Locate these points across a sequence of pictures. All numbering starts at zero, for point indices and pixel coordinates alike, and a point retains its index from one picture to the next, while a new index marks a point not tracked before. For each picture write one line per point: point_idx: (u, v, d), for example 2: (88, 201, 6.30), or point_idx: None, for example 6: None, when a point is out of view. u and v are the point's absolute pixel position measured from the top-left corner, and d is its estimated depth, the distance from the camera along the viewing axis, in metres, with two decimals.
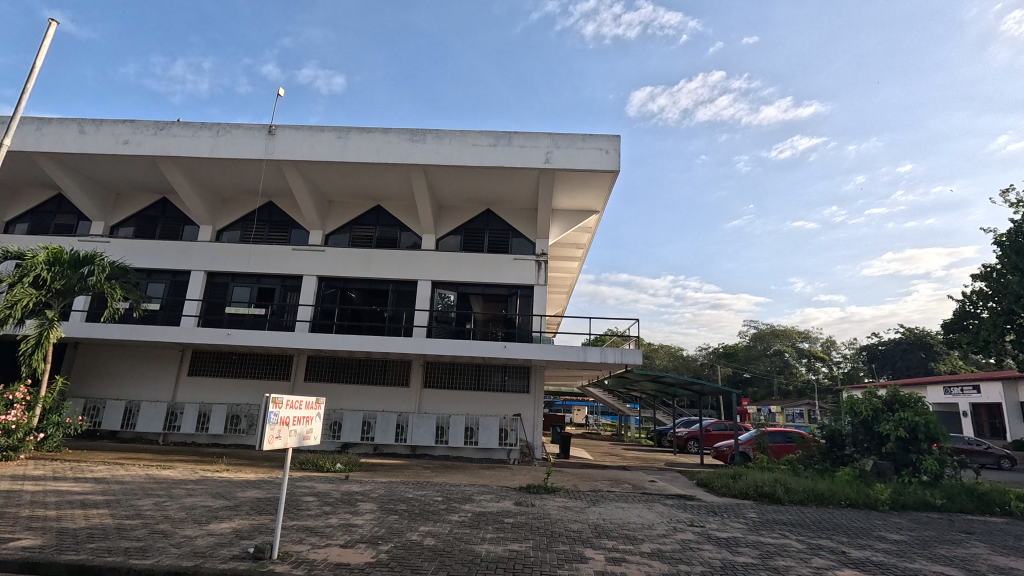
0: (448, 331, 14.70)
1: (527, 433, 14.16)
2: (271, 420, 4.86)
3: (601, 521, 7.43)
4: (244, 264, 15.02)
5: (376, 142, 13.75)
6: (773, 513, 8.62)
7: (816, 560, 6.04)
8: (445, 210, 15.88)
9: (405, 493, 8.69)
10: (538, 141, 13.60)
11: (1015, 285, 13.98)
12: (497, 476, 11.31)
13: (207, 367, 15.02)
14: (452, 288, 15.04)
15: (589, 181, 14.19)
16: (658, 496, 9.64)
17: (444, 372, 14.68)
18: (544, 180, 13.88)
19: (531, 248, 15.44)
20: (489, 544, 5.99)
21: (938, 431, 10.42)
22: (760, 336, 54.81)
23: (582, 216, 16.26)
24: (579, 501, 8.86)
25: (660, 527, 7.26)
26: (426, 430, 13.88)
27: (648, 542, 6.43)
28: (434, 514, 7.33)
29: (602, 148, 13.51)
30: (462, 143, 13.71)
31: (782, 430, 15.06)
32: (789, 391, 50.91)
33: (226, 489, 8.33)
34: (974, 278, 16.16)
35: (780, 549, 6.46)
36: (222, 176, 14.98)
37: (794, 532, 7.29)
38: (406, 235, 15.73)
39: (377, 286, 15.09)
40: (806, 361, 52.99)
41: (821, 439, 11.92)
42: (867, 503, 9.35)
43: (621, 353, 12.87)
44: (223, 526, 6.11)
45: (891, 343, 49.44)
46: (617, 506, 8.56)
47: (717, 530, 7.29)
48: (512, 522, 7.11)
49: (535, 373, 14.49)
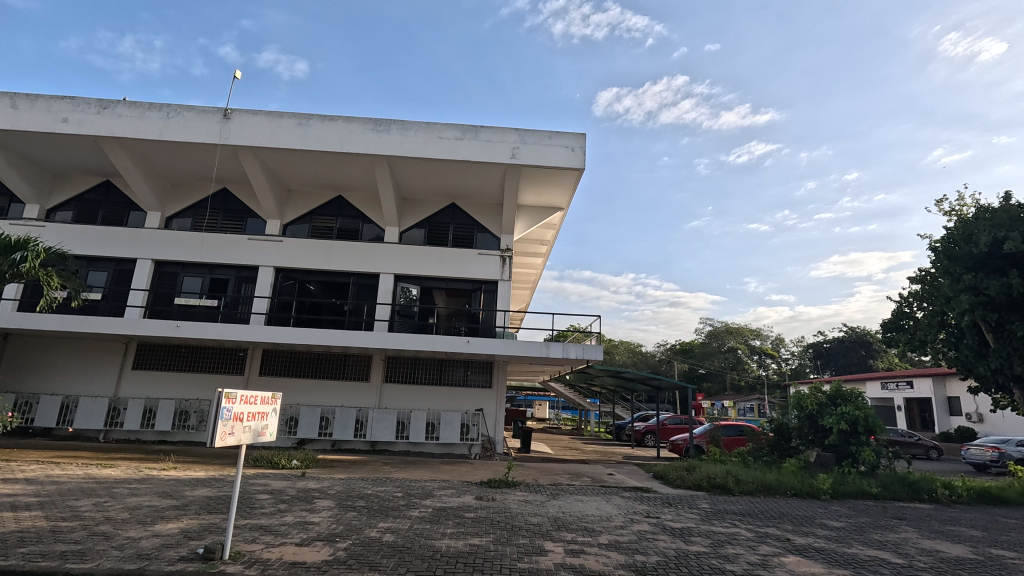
0: (411, 326, 14.53)
1: (489, 428, 14.14)
2: (225, 415, 4.69)
3: (561, 514, 7.55)
4: (195, 253, 14.37)
5: (338, 130, 13.38)
6: (724, 503, 9.00)
7: (763, 547, 6.34)
8: (409, 203, 15.65)
9: (365, 489, 8.54)
10: (505, 136, 13.59)
11: (945, 290, 14.90)
12: (459, 472, 11.26)
13: (153, 360, 14.30)
14: (415, 282, 14.84)
15: (554, 178, 14.29)
16: (616, 489, 9.88)
17: (405, 367, 14.49)
18: (511, 175, 13.86)
19: (496, 244, 15.40)
20: (449, 539, 5.98)
21: (876, 424, 11.05)
22: (715, 334, 56.98)
23: (547, 213, 16.37)
24: (539, 494, 8.97)
25: (618, 519, 7.44)
26: (386, 426, 13.70)
27: (606, 534, 6.58)
28: (394, 510, 7.25)
29: (568, 146, 13.60)
30: (428, 135, 13.53)
31: (736, 424, 15.68)
32: (741, 385, 52.99)
33: (173, 488, 7.98)
34: (911, 280, 17.20)
35: (730, 537, 6.74)
36: (172, 160, 14.24)
37: (743, 521, 7.62)
38: (369, 228, 15.40)
39: (338, 279, 14.75)
40: (757, 357, 55.58)
41: (769, 433, 12.55)
42: (810, 492, 9.88)
43: (583, 348, 13.06)
44: (171, 527, 5.85)
45: (835, 341, 52.36)
46: (577, 499, 8.71)
47: (672, 521, 7.53)
48: (473, 516, 7.12)
49: (498, 369, 14.48)
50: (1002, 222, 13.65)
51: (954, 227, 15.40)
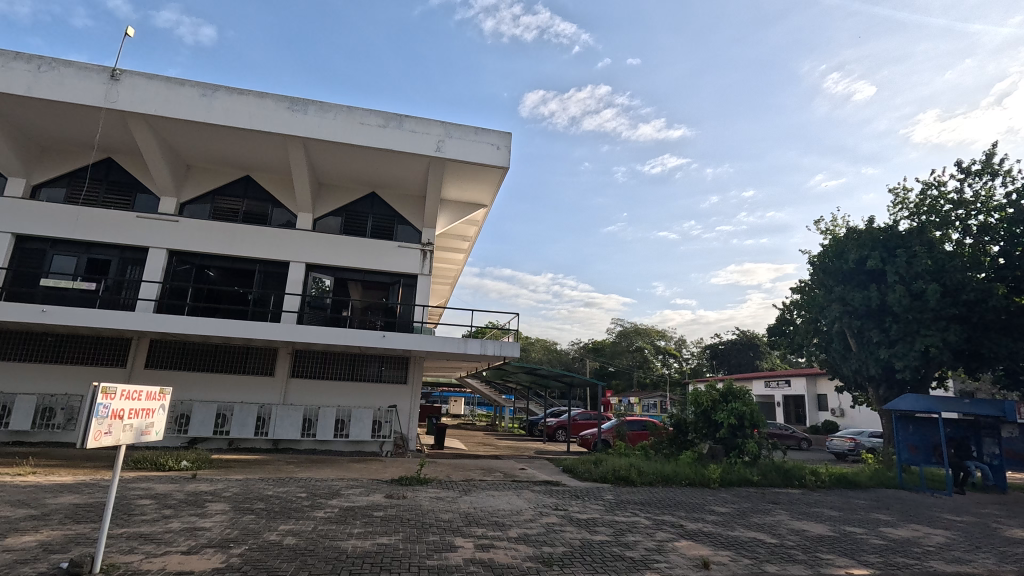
0: (323, 318, 13.85)
1: (402, 424, 13.85)
2: (100, 413, 4.16)
3: (472, 509, 7.59)
4: (69, 229, 12.68)
5: (248, 106, 12.42)
6: (626, 494, 9.54)
7: (659, 534, 6.80)
8: (325, 189, 14.89)
9: (264, 491, 8.03)
10: (431, 128, 13.36)
11: (819, 300, 16.82)
12: (369, 470, 10.92)
13: (10, 349, 12.42)
14: (328, 273, 14.15)
15: (479, 174, 14.27)
16: (527, 483, 10.11)
17: (315, 361, 13.80)
18: (434, 168, 13.65)
19: (416, 237, 15.09)
20: (356, 539, 5.79)
21: (759, 418, 12.23)
22: (625, 334, 60.08)
23: (470, 209, 16.32)
24: (451, 491, 8.95)
25: (527, 512, 7.62)
26: (291, 423, 12.96)
27: (515, 527, 6.71)
28: (296, 511, 6.88)
29: (494, 144, 13.65)
30: (349, 120, 12.96)
31: (639, 419, 16.66)
32: (646, 382, 56.38)
33: (31, 495, 6.98)
34: (792, 290, 19.22)
35: (630, 526, 7.16)
36: (42, 120, 12.44)
37: (643, 510, 8.12)
38: (279, 212, 14.44)
39: (242, 265, 13.70)
40: (661, 357, 59.41)
41: (669, 427, 13.48)
42: (702, 481, 10.75)
43: (500, 345, 13.17)
44: (26, 541, 5.11)
45: (729, 343, 57.35)
46: (488, 494, 8.80)
47: (579, 512, 7.85)
48: (383, 515, 6.95)
49: (413, 365, 14.22)
50: (866, 242, 15.60)
51: (828, 244, 17.37)
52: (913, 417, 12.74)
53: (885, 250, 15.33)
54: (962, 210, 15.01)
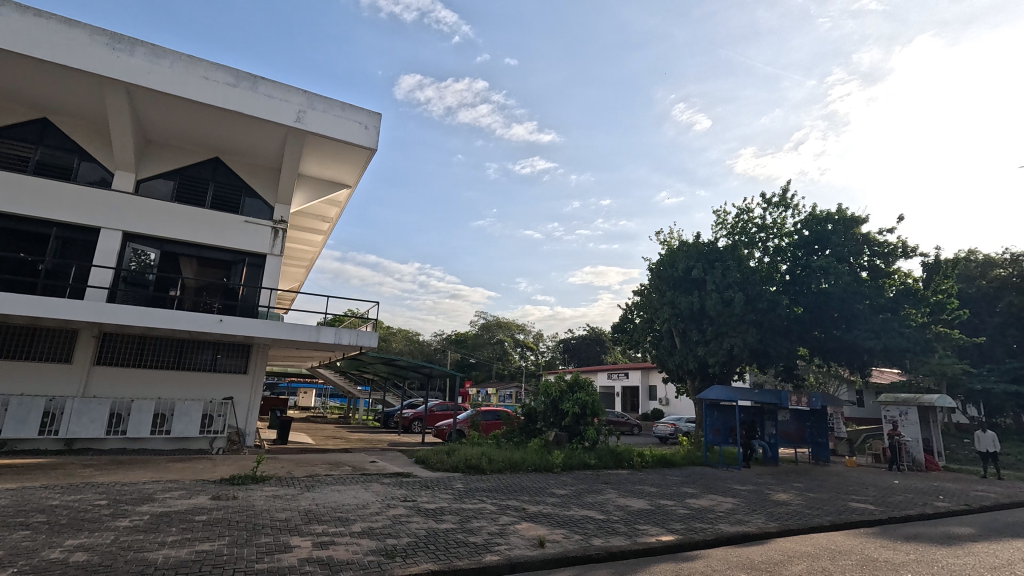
0: (143, 297, 11.93)
1: (239, 419, 12.54)
2: None
3: (313, 506, 7.18)
4: None
5: (50, 33, 10.17)
6: (475, 481, 9.83)
7: (503, 518, 7.13)
8: (154, 147, 12.81)
9: (48, 501, 6.68)
10: (290, 96, 12.24)
11: (654, 303, 19.06)
12: (193, 470, 9.70)
13: None
14: (154, 245, 12.23)
15: (343, 153, 13.46)
16: (376, 476, 9.86)
17: (130, 347, 11.83)
18: (292, 140, 12.55)
19: (268, 212, 13.73)
20: (169, 548, 5.11)
21: (599, 407, 13.47)
22: (487, 327, 61.61)
23: (332, 188, 15.32)
24: (291, 488, 8.36)
25: (374, 505, 7.44)
26: (92, 420, 10.95)
27: (359, 522, 6.51)
28: (92, 522, 5.85)
29: (361, 123, 12.99)
30: (189, 71, 11.31)
31: (494, 409, 17.25)
32: (504, 374, 58.52)
33: None
34: (634, 292, 21.50)
35: (476, 512, 7.39)
36: None
37: (489, 497, 8.44)
38: (89, 168, 12.06)
39: (32, 227, 11.19)
40: (520, 350, 62.11)
41: (521, 416, 14.23)
42: (546, 466, 11.53)
43: (357, 334, 12.61)
44: None
45: (580, 338, 62.10)
46: (333, 489, 8.39)
47: (427, 502, 7.88)
48: (206, 519, 6.24)
49: (257, 353, 12.96)
50: (693, 254, 18.03)
51: (664, 253, 19.70)
52: (717, 405, 15.12)
53: (706, 262, 17.85)
54: (763, 234, 18.11)
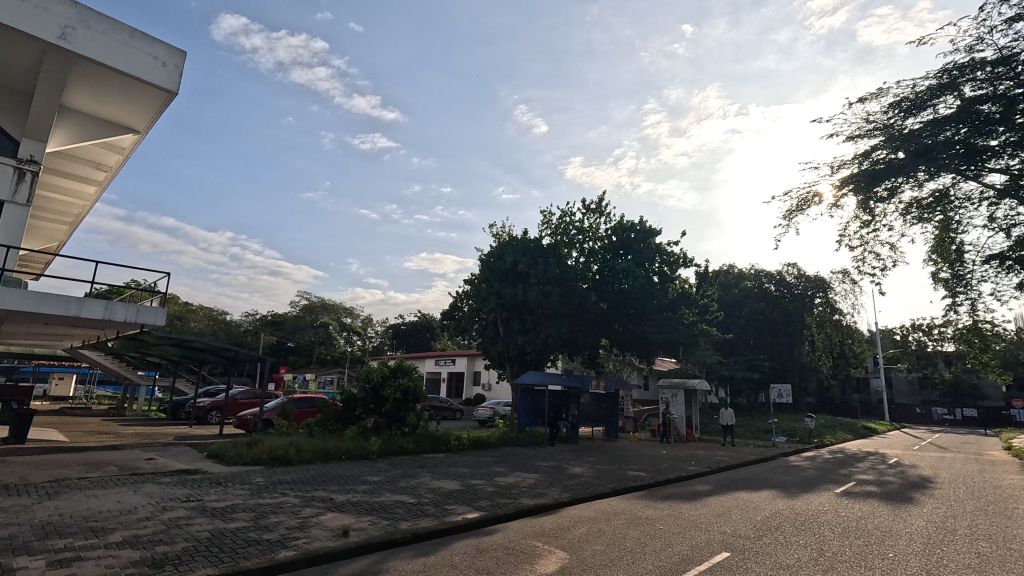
0: None
1: None
2: None
3: (55, 518, 5.83)
4: None
5: None
6: (280, 474, 9.08)
7: (306, 510, 6.71)
8: None
9: None
10: (51, 4, 9.65)
11: (482, 292, 19.82)
12: None
13: None
14: None
15: (128, 89, 11.11)
16: (153, 476, 8.44)
17: None
18: (51, 60, 9.88)
19: (10, 148, 10.64)
20: None
21: (421, 392, 13.45)
22: (311, 309, 56.86)
23: (112, 131, 12.55)
24: (24, 497, 6.66)
25: (144, 509, 6.35)
26: None
27: (121, 531, 5.49)
28: None
29: (156, 58, 10.89)
30: None
31: (309, 397, 16.10)
32: (327, 359, 55.05)
33: None
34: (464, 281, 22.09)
35: (276, 507, 6.82)
36: None
37: (294, 489, 7.88)
38: None
39: None
40: (345, 334, 59.03)
41: (339, 403, 13.57)
42: (361, 454, 11.20)
43: (137, 310, 10.60)
44: None
45: (410, 324, 61.51)
46: (89, 494, 6.94)
47: (216, 501, 7.01)
48: None
49: None
50: (520, 249, 19.18)
51: (494, 246, 20.59)
52: (531, 390, 16.32)
53: (531, 257, 19.13)
54: (581, 236, 20.08)
